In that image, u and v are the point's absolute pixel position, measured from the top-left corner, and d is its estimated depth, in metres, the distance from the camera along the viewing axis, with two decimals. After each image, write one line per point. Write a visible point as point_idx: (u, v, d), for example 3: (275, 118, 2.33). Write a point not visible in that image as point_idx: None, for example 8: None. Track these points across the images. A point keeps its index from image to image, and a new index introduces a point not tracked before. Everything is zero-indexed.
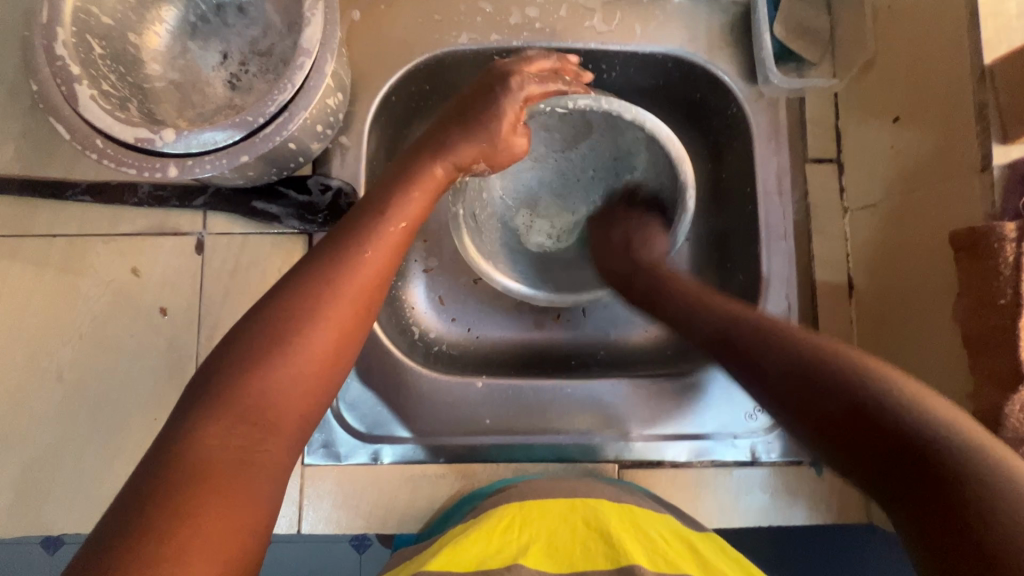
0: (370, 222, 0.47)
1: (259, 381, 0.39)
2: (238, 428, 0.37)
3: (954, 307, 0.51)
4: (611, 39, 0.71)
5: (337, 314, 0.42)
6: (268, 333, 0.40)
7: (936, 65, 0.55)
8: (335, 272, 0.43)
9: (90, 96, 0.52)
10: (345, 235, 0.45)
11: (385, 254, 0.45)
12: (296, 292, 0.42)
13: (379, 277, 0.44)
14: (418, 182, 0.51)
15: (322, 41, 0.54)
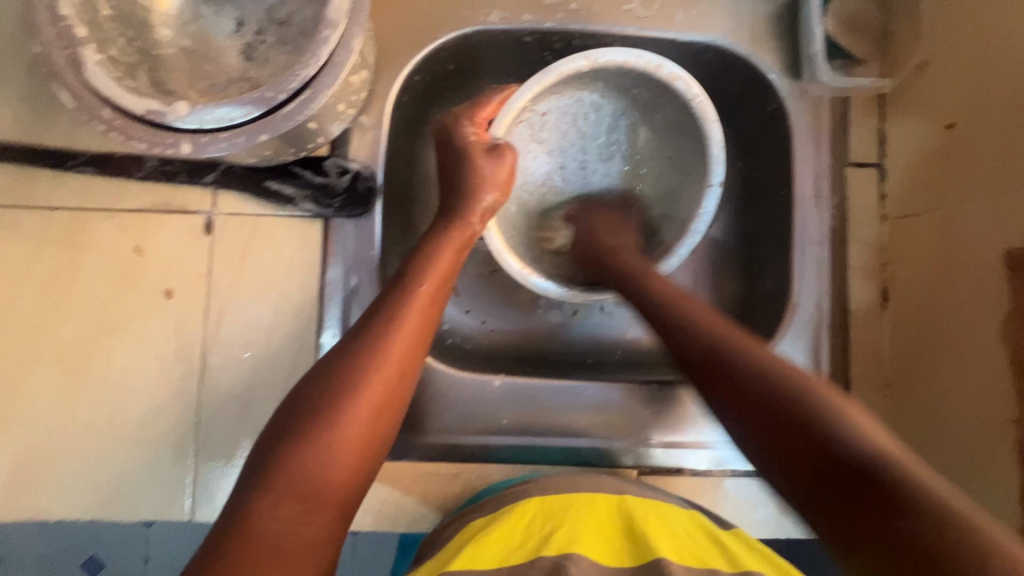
0: (400, 289, 0.49)
1: (301, 459, 0.40)
2: (284, 505, 0.39)
3: (1003, 328, 0.50)
4: (650, 26, 0.67)
5: (372, 384, 0.44)
6: (313, 405, 0.42)
7: (1002, 72, 0.52)
8: (371, 343, 0.45)
9: (97, 62, 0.48)
10: (378, 308, 0.48)
11: (419, 320, 0.48)
12: (333, 369, 0.44)
13: (412, 343, 0.47)
14: (444, 244, 0.54)
15: (350, 12, 0.50)
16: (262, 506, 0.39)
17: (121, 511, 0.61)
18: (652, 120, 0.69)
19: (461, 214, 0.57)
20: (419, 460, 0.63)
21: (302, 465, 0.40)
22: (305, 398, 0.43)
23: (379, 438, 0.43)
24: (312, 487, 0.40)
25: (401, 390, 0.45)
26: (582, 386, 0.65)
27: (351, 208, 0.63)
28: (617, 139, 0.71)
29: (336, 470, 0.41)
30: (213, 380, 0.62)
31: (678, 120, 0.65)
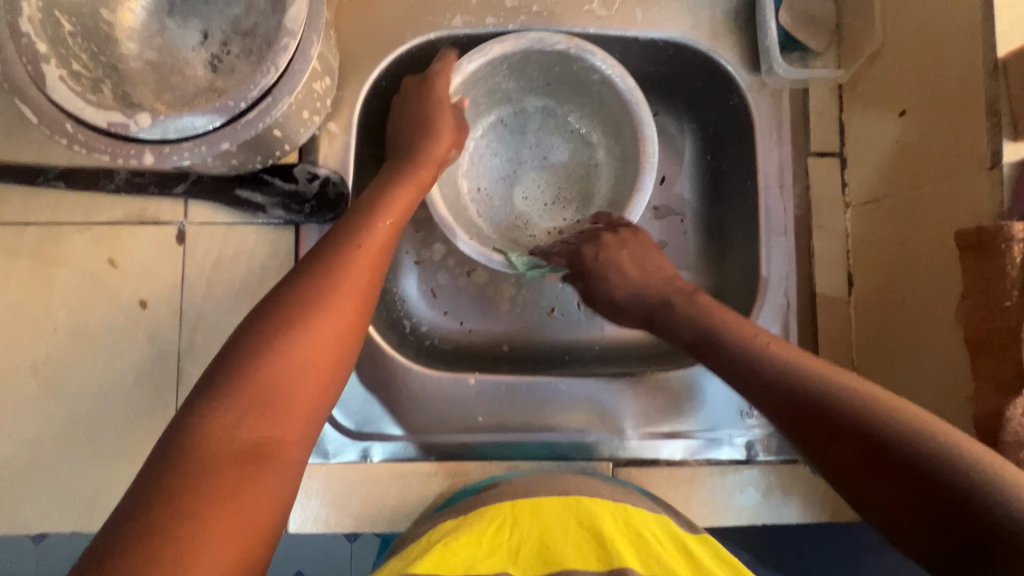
0: (360, 219, 0.52)
1: (264, 368, 0.41)
2: (245, 417, 0.40)
3: (957, 307, 0.51)
4: (610, 25, 0.68)
5: (332, 320, 0.45)
6: (270, 331, 0.43)
7: (946, 58, 0.53)
8: (329, 266, 0.47)
9: (59, 77, 0.49)
10: (336, 240, 0.50)
11: (376, 247, 0.50)
12: (294, 288, 0.46)
13: (374, 262, 0.50)
14: (402, 184, 0.57)
15: (307, 20, 0.50)
16: (218, 419, 0.39)
17: (99, 522, 0.61)
18: (561, 93, 0.72)
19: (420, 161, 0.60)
20: (398, 460, 0.64)
21: (265, 370, 0.41)
22: (270, 303, 0.45)
23: (337, 358, 0.45)
24: (272, 380, 0.41)
25: (370, 263, 0.49)
26: (557, 383, 0.65)
27: (322, 214, 0.63)
28: (541, 122, 0.75)
29: (300, 382, 0.42)
30: (190, 388, 0.63)
31: (568, 73, 0.68)
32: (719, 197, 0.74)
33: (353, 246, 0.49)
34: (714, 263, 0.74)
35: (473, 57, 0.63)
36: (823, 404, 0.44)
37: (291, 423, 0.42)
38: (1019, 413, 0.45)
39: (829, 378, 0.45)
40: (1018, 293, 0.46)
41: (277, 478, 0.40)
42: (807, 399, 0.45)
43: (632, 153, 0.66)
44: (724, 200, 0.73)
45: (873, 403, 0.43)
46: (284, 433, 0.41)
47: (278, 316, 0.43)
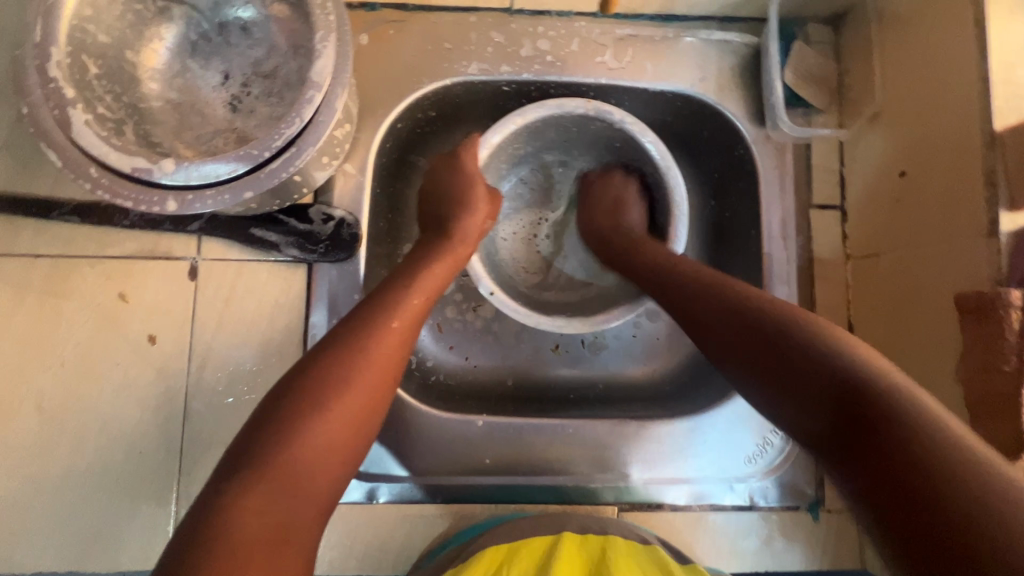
0: (396, 293, 0.53)
1: (291, 449, 0.42)
2: (274, 500, 0.40)
3: (956, 368, 0.53)
4: (621, 76, 0.70)
5: (360, 399, 0.46)
6: (299, 409, 0.43)
7: (943, 126, 0.56)
8: (364, 342, 0.48)
9: (85, 121, 0.49)
10: (370, 311, 0.50)
11: (409, 325, 0.51)
12: (328, 362, 0.46)
13: (404, 340, 0.50)
14: (437, 257, 0.58)
15: (333, 73, 0.52)
16: (244, 496, 0.40)
17: (97, 561, 0.60)
18: (584, 150, 0.74)
19: (454, 235, 0.61)
20: (403, 503, 0.63)
21: (292, 451, 0.42)
22: (294, 382, 0.45)
23: (360, 441, 0.46)
24: (300, 463, 0.42)
25: (400, 349, 0.50)
26: (566, 428, 0.66)
27: (335, 253, 0.64)
28: (562, 181, 0.77)
29: (323, 463, 0.43)
30: (196, 425, 0.63)
31: (596, 133, 0.70)
32: (723, 242, 0.76)
33: (386, 324, 0.50)
34: None
35: (505, 123, 0.65)
36: (778, 329, 0.44)
37: (310, 505, 0.42)
38: None
39: (790, 317, 0.45)
40: (1016, 359, 0.47)
41: (289, 565, 0.40)
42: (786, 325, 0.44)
43: (664, 211, 0.68)
44: (728, 246, 0.75)
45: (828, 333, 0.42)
46: (304, 522, 0.42)
47: (307, 399, 0.44)
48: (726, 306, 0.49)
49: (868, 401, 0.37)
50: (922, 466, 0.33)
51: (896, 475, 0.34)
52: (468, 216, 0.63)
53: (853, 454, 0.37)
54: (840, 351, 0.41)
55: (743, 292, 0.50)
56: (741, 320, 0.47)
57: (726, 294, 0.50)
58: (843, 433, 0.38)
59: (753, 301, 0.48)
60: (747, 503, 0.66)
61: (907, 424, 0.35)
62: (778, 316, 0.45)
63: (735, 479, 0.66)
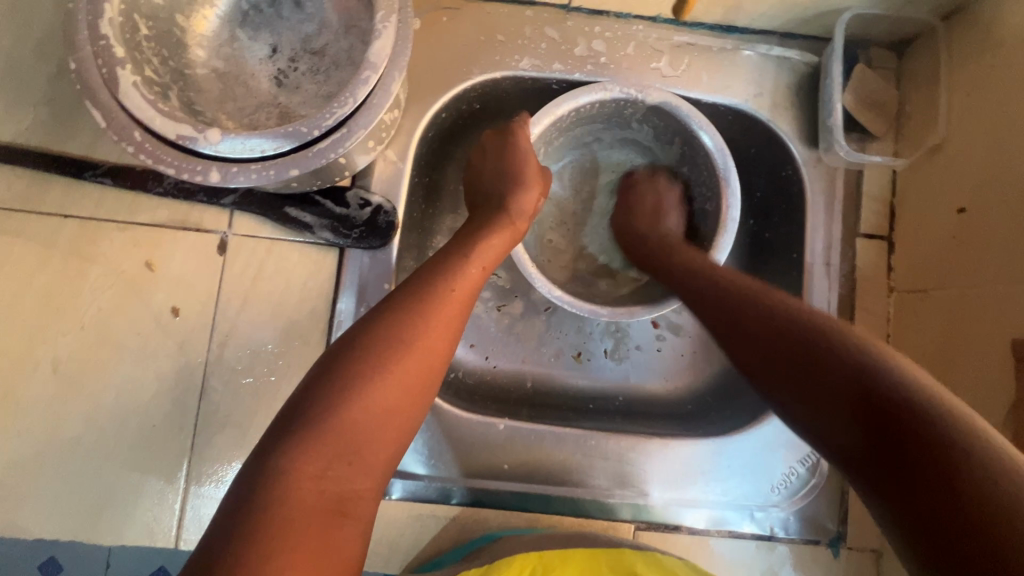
0: (455, 259, 0.51)
1: (348, 414, 0.41)
2: (333, 464, 0.40)
3: (1007, 414, 0.51)
4: (675, 84, 0.68)
5: (418, 364, 0.44)
6: (353, 373, 0.43)
7: (1009, 166, 0.54)
8: (423, 306, 0.46)
9: (133, 83, 0.48)
10: (429, 275, 0.49)
11: (469, 290, 0.50)
12: (387, 324, 0.45)
13: (464, 306, 0.49)
14: (496, 229, 0.57)
15: (391, 56, 0.50)
16: (304, 457, 0.40)
17: (101, 531, 0.59)
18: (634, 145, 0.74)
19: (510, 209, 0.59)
20: (415, 501, 0.61)
21: (349, 414, 0.41)
22: (348, 351, 0.44)
23: (417, 408, 0.45)
24: (358, 430, 0.41)
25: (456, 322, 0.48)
26: (589, 436, 0.64)
27: (369, 240, 0.62)
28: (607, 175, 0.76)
29: (380, 432, 0.43)
30: (213, 402, 0.61)
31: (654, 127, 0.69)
32: (762, 263, 0.74)
33: (446, 287, 0.48)
34: None
35: (564, 104, 0.63)
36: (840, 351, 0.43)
37: (368, 471, 0.42)
38: None
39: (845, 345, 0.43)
40: None
41: (350, 530, 0.41)
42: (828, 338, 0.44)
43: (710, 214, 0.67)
44: (766, 268, 0.73)
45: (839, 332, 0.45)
46: (360, 490, 0.42)
47: (361, 366, 0.43)
48: (808, 320, 0.47)
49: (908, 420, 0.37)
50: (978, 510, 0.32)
51: (943, 505, 0.34)
52: (522, 194, 0.61)
53: (899, 481, 0.37)
54: (885, 366, 0.40)
55: (811, 314, 0.47)
56: (792, 340, 0.46)
57: (772, 305, 0.50)
58: (898, 471, 0.37)
59: (840, 336, 0.44)
60: (766, 533, 0.64)
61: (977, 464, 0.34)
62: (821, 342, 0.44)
63: (755, 507, 0.64)
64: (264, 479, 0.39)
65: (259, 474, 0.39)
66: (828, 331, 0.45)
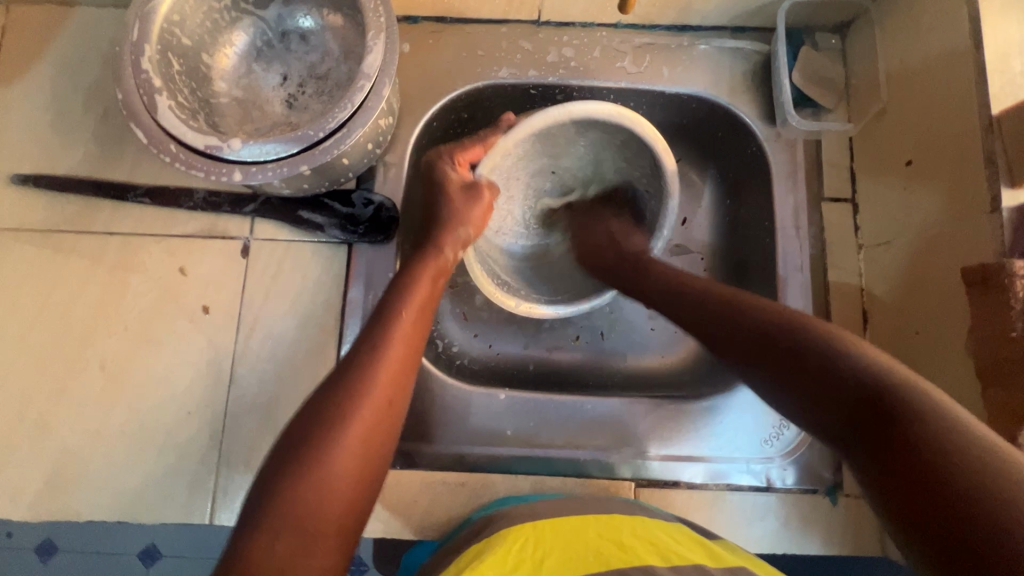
0: (388, 321, 0.54)
1: (292, 488, 0.43)
2: (283, 535, 0.42)
3: (967, 339, 0.54)
4: (640, 79, 0.76)
5: (356, 427, 0.47)
6: (297, 447, 0.45)
7: (943, 116, 0.59)
8: (354, 373, 0.49)
9: (168, 106, 0.57)
10: (364, 343, 0.52)
11: (404, 347, 0.53)
12: (323, 397, 0.48)
13: (399, 363, 0.52)
14: (427, 279, 0.59)
15: (381, 67, 0.59)
16: (258, 534, 0.42)
17: (142, 514, 0.65)
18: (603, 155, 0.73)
19: (435, 258, 0.61)
20: (428, 470, 0.66)
21: (295, 487, 0.43)
22: (309, 422, 0.47)
23: (368, 466, 0.47)
24: (308, 503, 0.43)
25: (404, 365, 0.52)
26: (585, 402, 0.69)
27: (374, 235, 0.70)
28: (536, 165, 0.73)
29: (329, 497, 0.44)
30: (240, 391, 0.68)
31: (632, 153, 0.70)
32: (739, 236, 0.79)
33: (378, 348, 0.51)
34: None
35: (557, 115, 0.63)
36: (824, 358, 0.45)
37: (326, 537, 0.44)
38: None
39: (826, 341, 0.46)
40: (1023, 325, 0.49)
41: None
42: (796, 333, 0.48)
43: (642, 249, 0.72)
44: (744, 239, 0.78)
45: (830, 331, 0.47)
46: (317, 554, 0.43)
47: (326, 429, 0.46)
48: (769, 325, 0.50)
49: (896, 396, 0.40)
50: (934, 458, 0.36)
51: (906, 464, 0.37)
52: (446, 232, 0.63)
53: (879, 453, 0.39)
54: (854, 351, 0.44)
55: (763, 307, 0.53)
56: (793, 340, 0.48)
57: (753, 312, 0.52)
58: (869, 433, 0.40)
59: (792, 323, 0.49)
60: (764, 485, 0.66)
61: (931, 434, 0.37)
62: (807, 340, 0.47)
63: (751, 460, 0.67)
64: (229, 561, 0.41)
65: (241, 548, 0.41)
66: (792, 324, 0.49)
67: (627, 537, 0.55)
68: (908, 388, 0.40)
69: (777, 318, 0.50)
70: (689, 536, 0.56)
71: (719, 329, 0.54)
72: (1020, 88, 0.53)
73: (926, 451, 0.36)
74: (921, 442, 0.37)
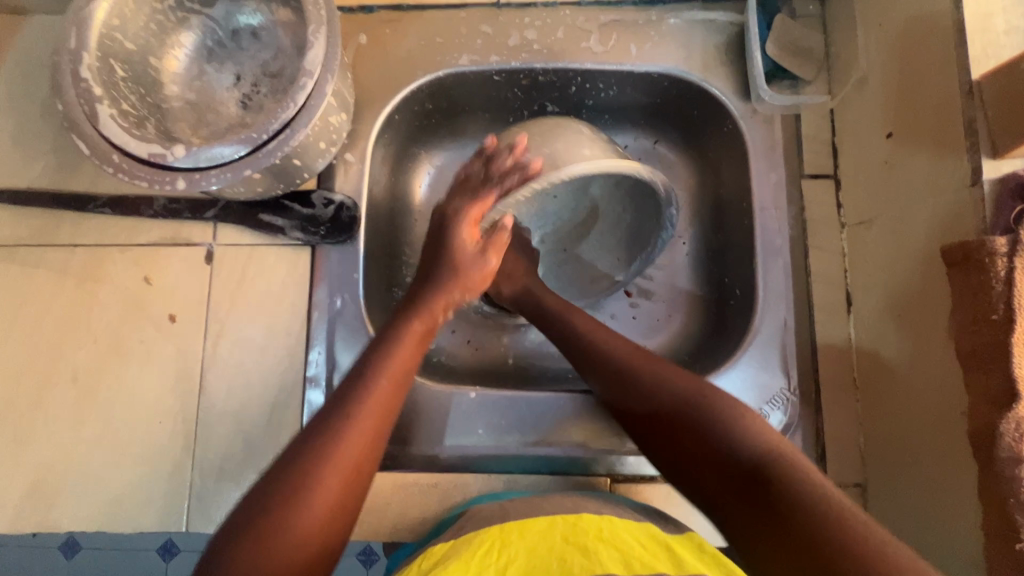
0: (359, 383, 0.51)
1: (260, 557, 0.42)
2: None
3: (948, 323, 0.51)
4: (607, 60, 0.72)
5: (325, 498, 0.45)
6: (266, 528, 0.43)
7: (922, 85, 0.55)
8: (326, 448, 0.47)
9: (110, 115, 0.56)
10: (338, 399, 0.50)
11: (375, 419, 0.50)
12: (287, 469, 0.46)
13: (378, 419, 0.50)
14: (406, 338, 0.56)
15: (324, 62, 0.57)
16: None
17: (121, 524, 0.65)
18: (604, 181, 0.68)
19: (422, 309, 0.59)
20: (399, 473, 0.65)
21: (259, 561, 0.41)
22: (269, 486, 0.45)
23: (331, 541, 0.45)
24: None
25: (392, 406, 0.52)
26: (558, 398, 0.67)
27: (336, 235, 0.68)
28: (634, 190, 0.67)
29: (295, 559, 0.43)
30: (210, 399, 0.67)
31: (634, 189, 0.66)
32: (719, 219, 0.76)
33: (350, 409, 0.49)
34: (715, 284, 0.76)
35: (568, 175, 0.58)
36: (705, 420, 0.50)
37: None
38: (1010, 428, 0.44)
39: (727, 406, 0.50)
40: (1005, 307, 0.46)
41: None
42: (690, 396, 0.52)
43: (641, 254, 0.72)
44: (723, 222, 0.75)
45: (732, 415, 0.50)
46: None
47: (318, 450, 0.46)
48: (670, 395, 0.53)
49: (794, 517, 0.41)
50: (822, 544, 0.39)
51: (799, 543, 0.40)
52: (433, 295, 0.60)
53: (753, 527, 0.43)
54: (744, 437, 0.48)
55: (667, 374, 0.56)
56: (682, 413, 0.52)
57: (654, 382, 0.55)
58: (745, 498, 0.45)
59: (678, 384, 0.54)
60: None
61: (816, 516, 0.41)
62: (703, 408, 0.51)
63: None
64: None
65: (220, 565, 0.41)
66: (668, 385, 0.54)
67: (592, 541, 0.51)
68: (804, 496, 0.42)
69: (676, 390, 0.53)
70: (650, 536, 0.53)
71: (608, 376, 0.59)
72: (1003, 48, 0.49)
73: (802, 527, 0.40)
74: (827, 544, 0.39)
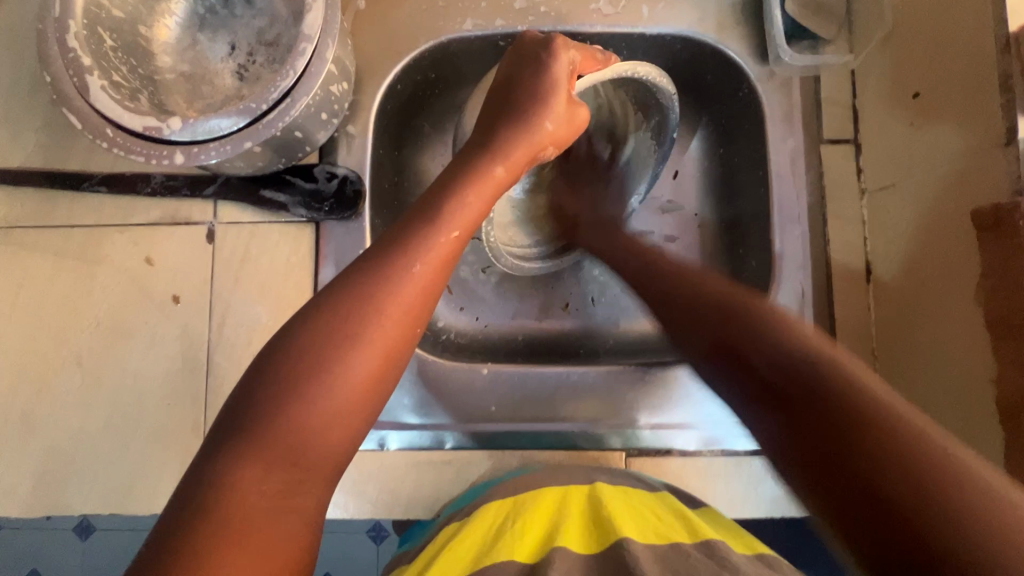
0: (421, 230, 0.45)
1: (310, 403, 0.39)
2: (274, 469, 0.37)
3: (977, 290, 0.50)
4: (618, 21, 0.69)
5: (383, 333, 0.41)
6: (327, 338, 0.40)
7: (951, 41, 0.53)
8: (387, 274, 0.42)
9: (101, 86, 0.53)
10: (388, 253, 0.44)
11: (436, 269, 0.44)
12: (366, 275, 0.42)
13: (423, 295, 0.43)
14: (472, 185, 0.50)
15: (323, 27, 0.54)
16: (255, 455, 0.37)
17: (134, 505, 0.65)
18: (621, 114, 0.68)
19: (502, 153, 0.53)
20: (411, 451, 0.65)
21: (314, 390, 0.39)
22: (331, 305, 0.42)
23: (379, 393, 0.41)
24: (324, 399, 0.39)
25: (456, 257, 0.46)
26: (571, 372, 0.67)
27: (340, 211, 0.66)
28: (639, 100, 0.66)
29: (340, 405, 0.40)
30: (217, 379, 0.66)
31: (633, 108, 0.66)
32: (733, 187, 0.74)
33: (405, 268, 0.43)
34: (729, 255, 0.74)
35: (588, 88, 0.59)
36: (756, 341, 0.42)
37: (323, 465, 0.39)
38: None
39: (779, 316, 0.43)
40: None
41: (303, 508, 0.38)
42: (742, 307, 0.45)
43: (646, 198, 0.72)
44: (738, 190, 0.73)
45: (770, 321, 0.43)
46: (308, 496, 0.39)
47: (389, 263, 0.43)
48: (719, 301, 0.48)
49: (867, 420, 0.34)
50: (880, 455, 0.32)
51: (843, 433, 0.34)
52: (513, 134, 0.55)
53: (828, 464, 0.34)
54: (794, 344, 0.40)
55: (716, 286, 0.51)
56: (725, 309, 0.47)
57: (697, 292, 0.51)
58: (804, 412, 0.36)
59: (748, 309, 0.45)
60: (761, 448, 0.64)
61: (910, 447, 0.32)
62: (765, 324, 0.43)
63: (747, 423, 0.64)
64: (211, 486, 0.36)
65: (251, 439, 0.37)
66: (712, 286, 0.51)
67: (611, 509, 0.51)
68: (892, 425, 0.33)
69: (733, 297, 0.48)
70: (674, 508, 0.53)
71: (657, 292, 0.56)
72: None
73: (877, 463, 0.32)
74: (906, 464, 0.31)
